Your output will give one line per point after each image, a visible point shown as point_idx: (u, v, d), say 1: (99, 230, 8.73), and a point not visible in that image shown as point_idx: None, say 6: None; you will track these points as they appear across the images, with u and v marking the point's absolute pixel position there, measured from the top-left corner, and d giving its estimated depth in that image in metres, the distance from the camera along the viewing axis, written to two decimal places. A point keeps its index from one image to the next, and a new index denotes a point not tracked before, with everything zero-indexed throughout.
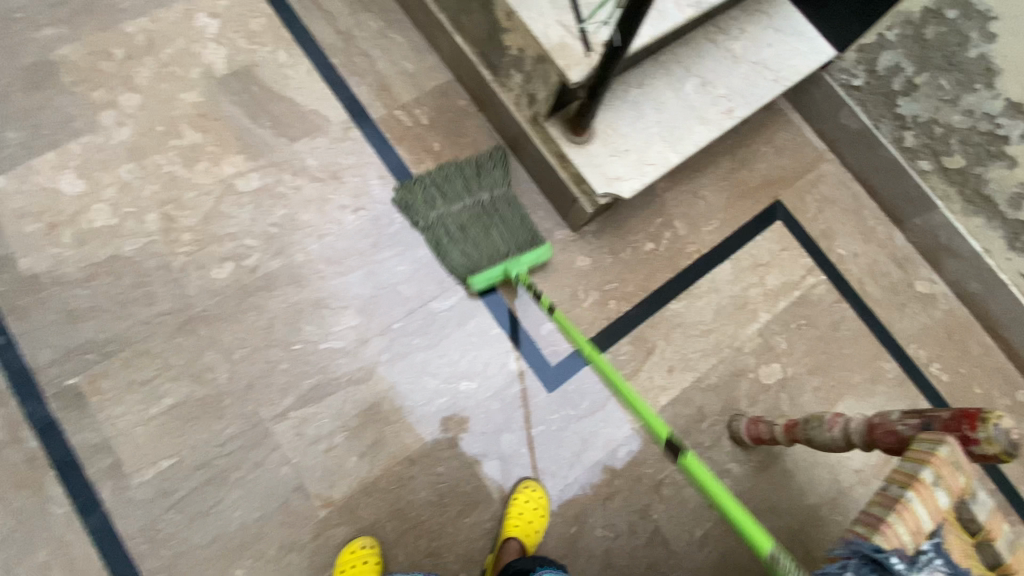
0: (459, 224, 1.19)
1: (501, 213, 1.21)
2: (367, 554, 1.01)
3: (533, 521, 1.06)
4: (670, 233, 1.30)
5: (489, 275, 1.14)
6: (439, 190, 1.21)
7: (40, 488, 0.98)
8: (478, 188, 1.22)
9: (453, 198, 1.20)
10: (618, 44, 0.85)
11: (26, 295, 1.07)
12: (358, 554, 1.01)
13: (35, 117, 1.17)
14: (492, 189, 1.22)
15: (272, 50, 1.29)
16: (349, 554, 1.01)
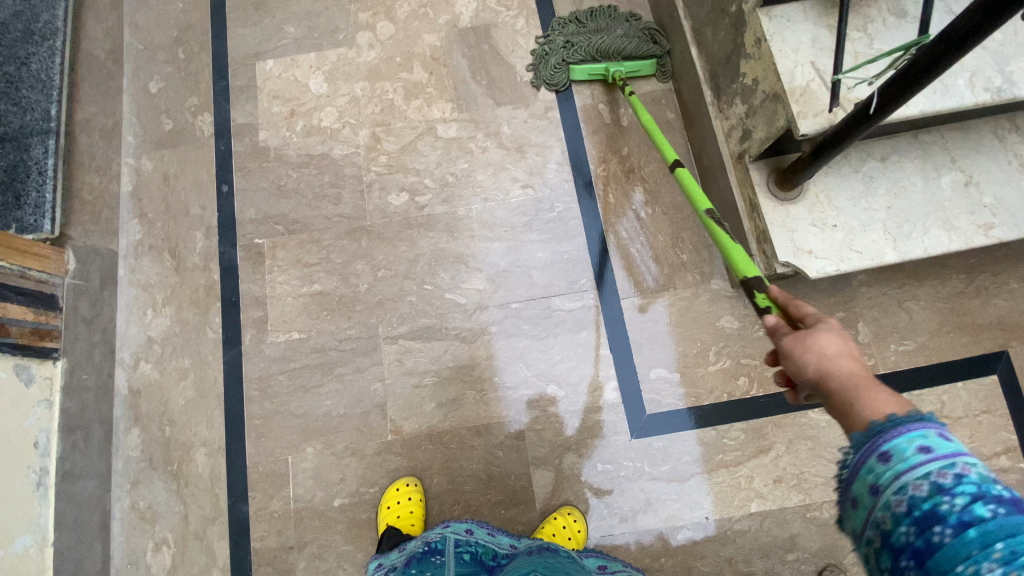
0: (585, 37, 1.27)
1: (620, 33, 1.27)
2: (412, 495, 1.06)
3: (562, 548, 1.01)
4: (845, 334, 1.12)
5: (591, 68, 1.26)
6: (584, 16, 1.29)
7: (207, 312, 1.20)
8: (604, 18, 1.29)
9: (579, 21, 1.29)
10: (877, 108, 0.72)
11: (255, 161, 1.29)
12: (403, 492, 1.06)
13: (314, 22, 1.38)
14: (617, 20, 1.28)
15: (514, 16, 1.36)
16: (395, 492, 1.06)
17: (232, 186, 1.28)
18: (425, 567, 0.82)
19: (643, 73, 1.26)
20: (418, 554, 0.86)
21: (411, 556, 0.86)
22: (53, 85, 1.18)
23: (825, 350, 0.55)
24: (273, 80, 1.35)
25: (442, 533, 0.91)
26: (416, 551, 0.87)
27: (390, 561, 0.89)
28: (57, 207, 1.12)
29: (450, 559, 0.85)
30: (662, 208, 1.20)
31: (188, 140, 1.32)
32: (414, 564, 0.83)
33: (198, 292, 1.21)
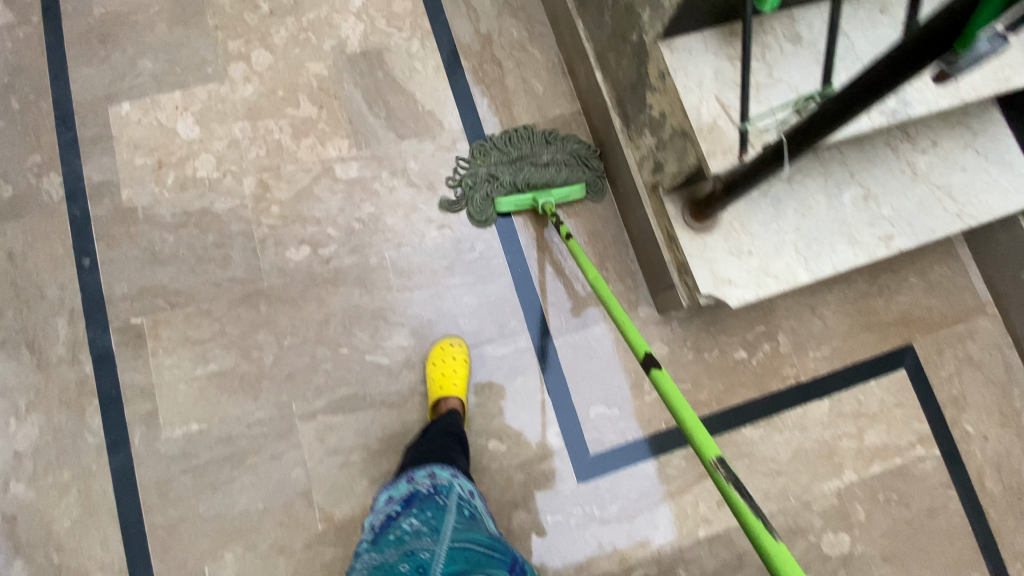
0: (517, 170, 1.16)
1: (560, 172, 1.16)
2: (457, 355, 1.06)
3: None
4: (769, 347, 1.14)
5: (516, 201, 1.14)
6: (511, 139, 1.18)
7: (83, 414, 1.03)
8: (546, 147, 1.18)
9: (517, 147, 1.18)
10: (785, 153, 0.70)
11: (119, 225, 1.10)
12: (447, 351, 1.07)
13: (174, 55, 1.20)
14: (559, 152, 1.17)
15: (408, 38, 1.25)
16: (442, 351, 1.07)
17: (95, 258, 1.09)
18: (428, 509, 0.80)
19: (575, 199, 1.16)
20: (424, 494, 0.84)
21: (417, 494, 0.84)
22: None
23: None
24: (131, 126, 1.16)
25: (452, 481, 0.87)
26: (422, 490, 0.85)
27: (394, 488, 0.88)
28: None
29: (450, 507, 0.82)
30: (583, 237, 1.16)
31: (33, 207, 1.11)
32: (417, 503, 0.82)
33: (69, 391, 1.03)
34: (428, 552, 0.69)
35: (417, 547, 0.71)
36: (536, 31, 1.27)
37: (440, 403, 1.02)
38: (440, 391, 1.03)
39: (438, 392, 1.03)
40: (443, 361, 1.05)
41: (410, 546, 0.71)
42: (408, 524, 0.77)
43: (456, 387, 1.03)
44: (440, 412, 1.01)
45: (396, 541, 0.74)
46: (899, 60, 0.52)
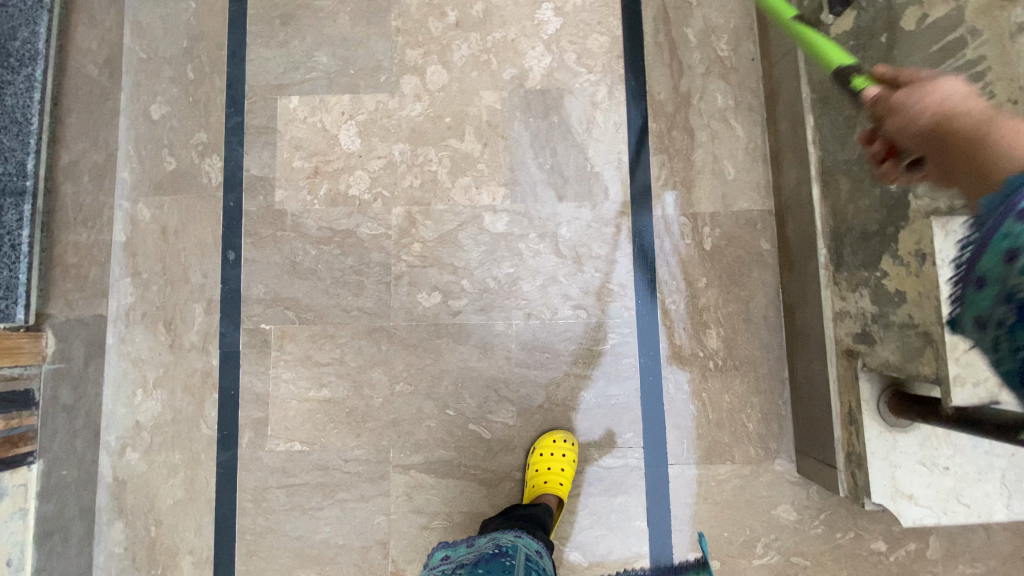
0: None
1: None
2: (566, 452, 0.99)
3: None
4: (917, 546, 0.98)
5: None
6: None
7: (202, 404, 1.07)
8: None
9: None
10: None
11: (267, 226, 1.10)
12: (557, 445, 1.00)
13: (351, 52, 1.14)
14: None
15: (595, 82, 1.11)
16: (550, 443, 1.00)
17: (239, 253, 1.10)
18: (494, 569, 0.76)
19: None
20: (489, 555, 0.80)
21: (482, 554, 0.80)
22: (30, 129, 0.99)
23: (948, 96, 0.50)
24: (296, 124, 1.12)
25: (515, 541, 0.83)
26: (485, 551, 0.81)
27: (457, 555, 0.84)
28: (28, 290, 0.99)
29: (517, 567, 0.77)
30: (733, 361, 1.02)
31: (191, 187, 1.12)
32: (483, 562, 0.77)
33: (194, 378, 1.07)
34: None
35: None
36: (743, 103, 1.08)
37: (538, 497, 0.97)
38: (542, 484, 0.97)
39: (539, 485, 0.97)
40: (551, 453, 0.99)
41: None
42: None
43: (561, 486, 0.97)
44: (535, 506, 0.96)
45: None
46: None
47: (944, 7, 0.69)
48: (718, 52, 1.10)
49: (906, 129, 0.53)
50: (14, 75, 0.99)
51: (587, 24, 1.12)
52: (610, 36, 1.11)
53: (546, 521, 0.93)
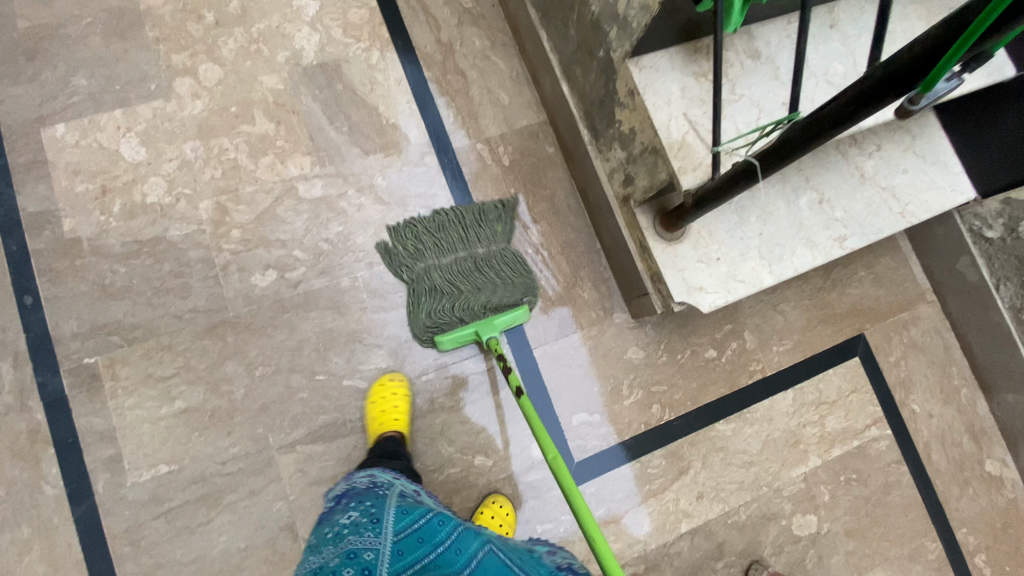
0: None
1: None
2: (397, 388, 1.05)
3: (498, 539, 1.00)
4: (737, 344, 1.19)
5: None
6: None
7: (37, 464, 0.96)
8: None
9: None
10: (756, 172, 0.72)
11: (63, 258, 1.02)
12: (388, 385, 1.05)
13: (111, 69, 1.12)
14: None
15: (366, 48, 1.21)
16: (381, 387, 1.05)
17: (37, 295, 1.01)
18: (366, 500, 0.81)
19: None
20: (362, 490, 0.85)
21: (357, 489, 0.85)
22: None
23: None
24: (69, 151, 1.07)
25: (393, 480, 0.89)
26: (360, 487, 0.86)
27: (336, 490, 0.89)
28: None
29: (388, 497, 0.82)
30: (556, 247, 1.17)
31: None
32: (355, 496, 0.83)
33: (19, 441, 0.96)
34: (371, 552, 0.71)
35: (358, 546, 0.72)
36: (498, 40, 1.26)
37: (379, 438, 1.00)
38: (379, 426, 1.00)
39: (377, 426, 1.00)
40: (383, 396, 1.03)
41: (350, 544, 0.73)
42: (346, 518, 0.78)
43: (397, 422, 1.01)
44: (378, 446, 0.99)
45: (335, 537, 0.75)
46: (855, 98, 0.56)
47: None
48: (464, 4, 1.26)
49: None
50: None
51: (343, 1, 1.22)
52: (367, 7, 1.23)
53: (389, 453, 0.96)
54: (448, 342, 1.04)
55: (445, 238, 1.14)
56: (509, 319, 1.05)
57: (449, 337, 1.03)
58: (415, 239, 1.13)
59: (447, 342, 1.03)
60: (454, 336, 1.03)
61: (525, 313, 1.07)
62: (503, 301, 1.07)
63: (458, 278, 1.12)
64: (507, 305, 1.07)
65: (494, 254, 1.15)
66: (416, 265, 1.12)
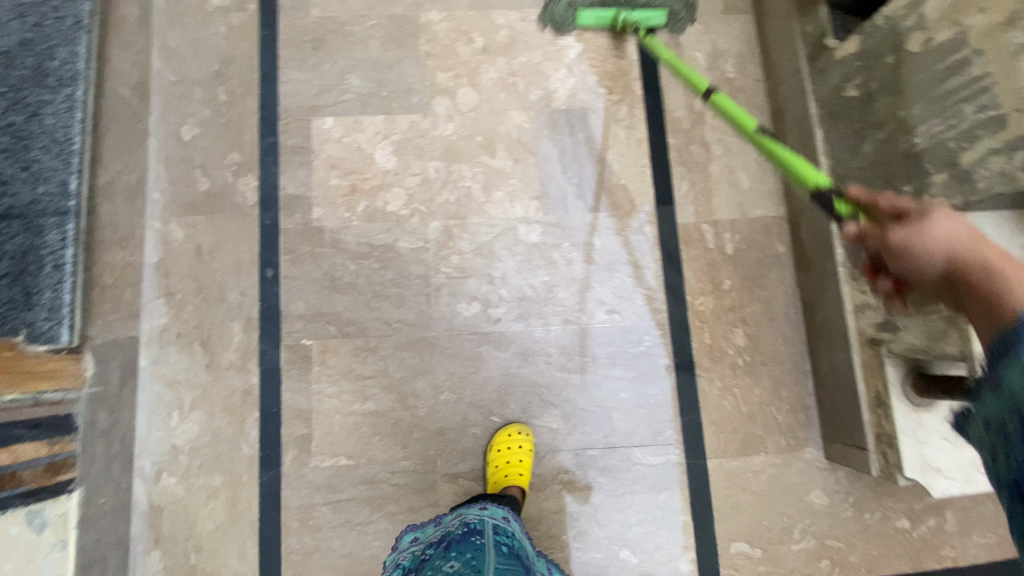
0: None
1: None
2: (524, 444, 1.02)
3: None
4: (936, 522, 1.05)
5: None
6: None
7: (243, 423, 1.06)
8: None
9: None
10: None
11: (305, 243, 1.11)
12: (513, 439, 1.03)
13: (382, 74, 1.18)
14: None
15: (616, 101, 1.19)
16: (507, 438, 1.03)
17: (277, 271, 1.10)
18: (466, 551, 0.80)
19: None
20: (458, 536, 0.85)
21: (452, 538, 0.84)
22: (73, 148, 1.02)
23: (948, 239, 0.57)
24: (331, 143, 1.15)
25: (483, 517, 0.89)
26: (456, 533, 0.86)
27: (427, 535, 0.90)
28: (73, 311, 0.98)
29: (487, 546, 0.82)
30: (759, 357, 1.09)
31: (227, 206, 1.13)
32: (454, 546, 0.82)
33: (233, 398, 1.06)
34: None
35: None
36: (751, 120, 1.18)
37: (502, 492, 0.99)
38: (503, 478, 0.99)
39: (502, 479, 0.99)
40: (507, 447, 1.02)
41: None
42: (450, 567, 0.77)
43: (520, 477, 1.00)
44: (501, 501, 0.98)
45: None
46: None
47: (947, 32, 0.79)
48: (726, 75, 1.20)
49: (921, 265, 0.58)
50: (55, 94, 1.02)
51: (606, 49, 1.20)
52: (627, 60, 1.20)
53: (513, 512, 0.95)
54: (585, 20, 1.16)
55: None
56: (644, 15, 1.13)
57: (588, 12, 1.14)
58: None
59: (586, 18, 1.14)
60: (595, 14, 1.13)
61: (660, 17, 1.14)
62: None
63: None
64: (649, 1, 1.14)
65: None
66: None
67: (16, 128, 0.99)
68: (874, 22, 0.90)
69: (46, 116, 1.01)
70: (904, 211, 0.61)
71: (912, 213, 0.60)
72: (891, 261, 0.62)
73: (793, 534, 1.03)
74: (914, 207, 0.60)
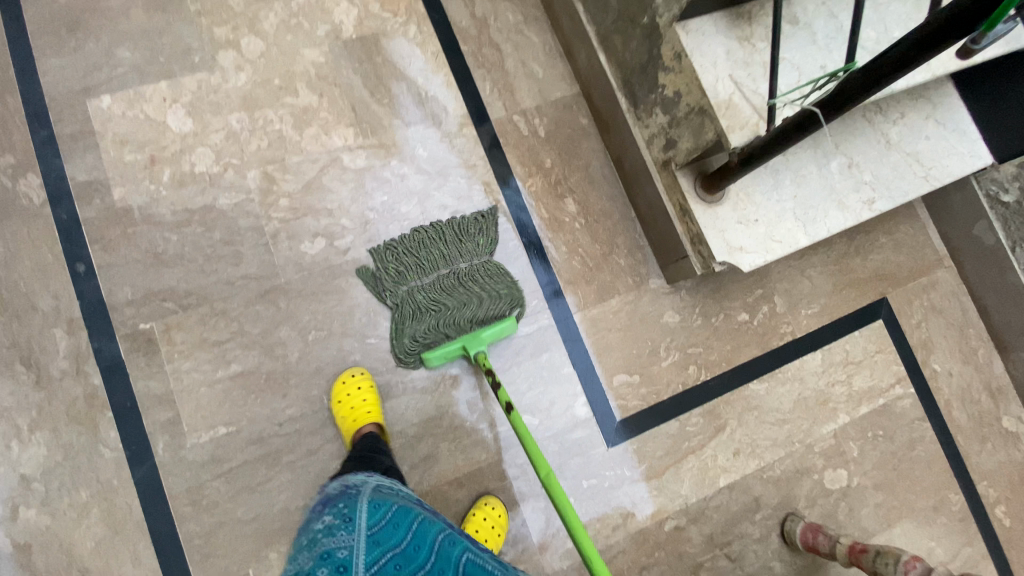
0: None
1: None
2: (361, 383, 1.03)
3: (491, 539, 0.99)
4: (767, 307, 1.23)
5: None
6: None
7: (95, 427, 0.97)
8: None
9: None
10: (821, 121, 0.75)
11: (114, 227, 1.04)
12: (348, 382, 1.03)
13: (154, 41, 1.13)
14: None
15: (403, 23, 1.24)
16: (342, 384, 1.03)
17: (89, 263, 1.02)
18: (340, 502, 0.84)
19: None
20: (337, 494, 0.87)
21: (333, 494, 0.87)
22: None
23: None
24: (116, 121, 1.08)
25: (369, 479, 0.89)
26: (335, 491, 0.87)
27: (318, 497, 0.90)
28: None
29: (362, 493, 0.84)
30: (593, 215, 1.20)
31: (12, 213, 1.03)
32: (331, 501, 0.85)
33: (76, 406, 0.97)
34: (344, 551, 0.76)
35: (332, 545, 0.76)
36: (530, 15, 1.28)
37: (356, 434, 0.99)
38: (351, 422, 1.00)
39: (353, 422, 0.99)
40: (346, 392, 1.02)
41: (323, 546, 0.76)
42: (322, 522, 0.81)
43: (370, 413, 1.00)
44: (360, 442, 0.98)
45: (311, 543, 0.78)
46: (925, 39, 0.59)
47: None
48: None
49: None
50: None
51: None
52: None
53: (371, 446, 0.96)
54: (435, 359, 1.05)
55: (422, 249, 1.13)
56: (494, 333, 1.06)
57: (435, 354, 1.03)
58: (395, 260, 1.11)
59: (434, 358, 1.03)
60: (442, 352, 1.03)
61: (511, 323, 1.07)
62: (485, 312, 1.09)
63: (447, 276, 1.11)
64: (494, 320, 1.08)
65: (487, 260, 1.14)
66: (398, 287, 1.10)
67: None
68: None
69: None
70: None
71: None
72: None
73: (660, 354, 1.16)
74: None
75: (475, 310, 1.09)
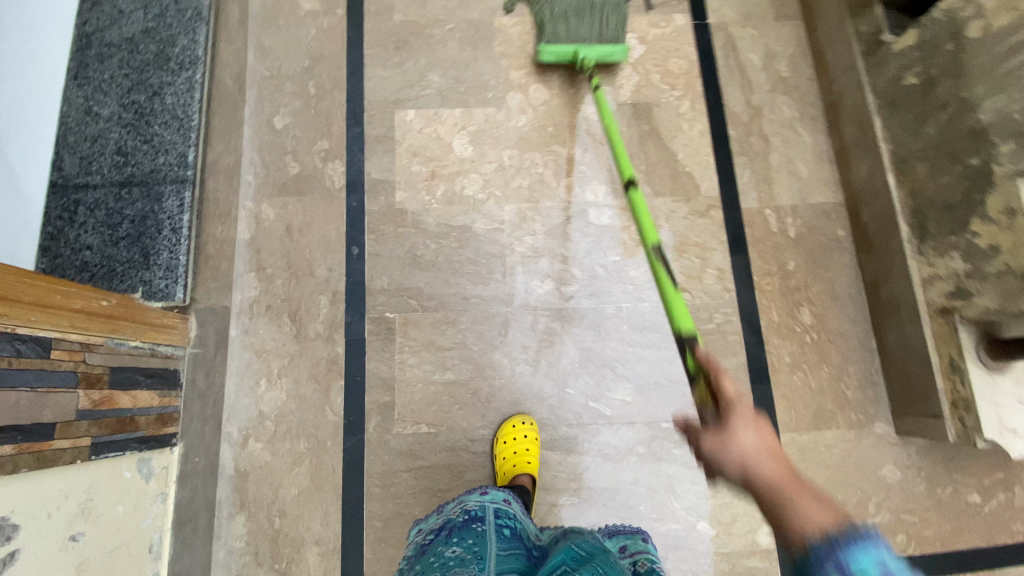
0: None
1: None
2: (529, 434, 1.04)
3: None
4: (1007, 499, 1.06)
5: None
6: None
7: (327, 389, 1.09)
8: None
9: None
10: None
11: (389, 223, 1.18)
12: (518, 430, 1.04)
13: (459, 71, 1.27)
14: None
15: (679, 97, 1.27)
16: (511, 429, 1.05)
17: (361, 248, 1.16)
18: (467, 536, 0.75)
19: None
20: (460, 522, 0.79)
21: (452, 523, 0.79)
22: (190, 124, 1.13)
23: (743, 461, 0.62)
24: (412, 133, 1.23)
25: (483, 500, 0.83)
26: (456, 519, 0.80)
27: (428, 523, 0.84)
28: (187, 271, 1.07)
29: (489, 531, 0.76)
30: (827, 335, 1.12)
31: (315, 188, 1.19)
32: (455, 532, 0.76)
33: (317, 366, 1.10)
34: None
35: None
36: (808, 114, 1.24)
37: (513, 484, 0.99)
38: (513, 468, 1.00)
39: (512, 468, 1.00)
40: (513, 438, 1.03)
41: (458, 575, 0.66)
42: (449, 554, 0.72)
43: (529, 465, 1.00)
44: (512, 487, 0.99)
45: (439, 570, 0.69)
46: None
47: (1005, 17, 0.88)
48: (781, 73, 1.27)
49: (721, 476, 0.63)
50: (175, 77, 1.14)
51: (667, 49, 1.29)
52: (688, 60, 1.29)
53: (523, 499, 0.96)
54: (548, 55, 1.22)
55: None
56: (606, 52, 1.21)
57: (549, 49, 1.21)
58: None
59: (549, 54, 1.21)
60: (555, 50, 1.21)
61: (620, 52, 1.22)
62: (606, 34, 1.22)
63: None
64: (610, 40, 1.23)
65: None
66: None
67: (139, 106, 1.12)
68: (931, 15, 1.00)
69: (167, 95, 1.13)
70: (726, 399, 0.67)
71: (730, 402, 0.66)
72: (704, 455, 0.67)
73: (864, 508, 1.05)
74: (731, 393, 0.66)
75: (600, 31, 1.23)
